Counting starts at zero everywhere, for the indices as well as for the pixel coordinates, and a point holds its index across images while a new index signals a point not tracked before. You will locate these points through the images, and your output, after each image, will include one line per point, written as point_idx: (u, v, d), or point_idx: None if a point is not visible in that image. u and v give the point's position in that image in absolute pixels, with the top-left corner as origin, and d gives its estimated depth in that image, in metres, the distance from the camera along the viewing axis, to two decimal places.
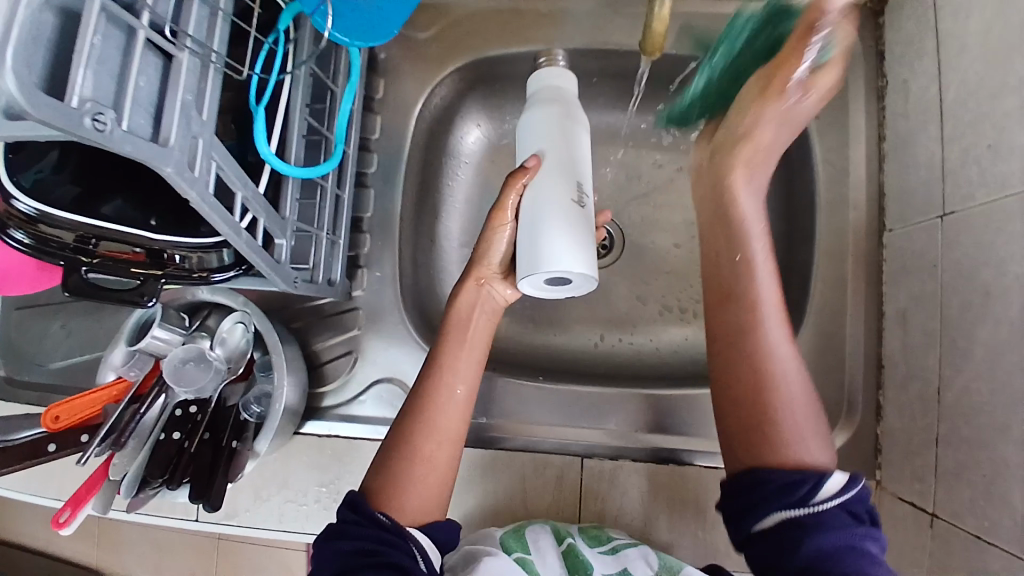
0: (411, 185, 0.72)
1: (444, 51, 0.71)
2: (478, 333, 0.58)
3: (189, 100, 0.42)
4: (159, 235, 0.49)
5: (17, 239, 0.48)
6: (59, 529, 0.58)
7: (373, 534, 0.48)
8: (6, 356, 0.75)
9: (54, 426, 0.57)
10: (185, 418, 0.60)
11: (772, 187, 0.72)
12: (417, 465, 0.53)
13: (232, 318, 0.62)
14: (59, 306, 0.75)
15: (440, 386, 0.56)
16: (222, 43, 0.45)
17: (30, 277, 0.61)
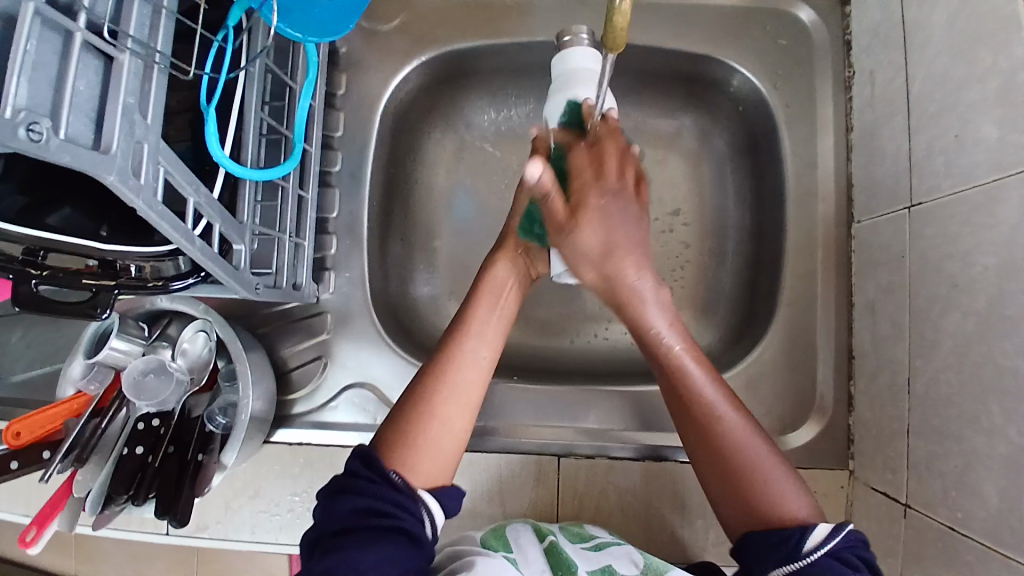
0: (378, 183, 0.70)
1: (407, 46, 0.69)
2: (506, 304, 0.57)
3: (132, 103, 0.39)
4: (107, 245, 0.47)
5: None
6: (25, 548, 0.55)
7: (377, 494, 0.46)
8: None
9: (15, 442, 0.55)
10: (147, 432, 0.58)
11: (743, 179, 0.72)
12: (432, 423, 0.50)
13: (194, 327, 0.59)
14: (16, 318, 0.72)
15: (468, 339, 0.54)
16: (167, 44, 0.43)
17: None
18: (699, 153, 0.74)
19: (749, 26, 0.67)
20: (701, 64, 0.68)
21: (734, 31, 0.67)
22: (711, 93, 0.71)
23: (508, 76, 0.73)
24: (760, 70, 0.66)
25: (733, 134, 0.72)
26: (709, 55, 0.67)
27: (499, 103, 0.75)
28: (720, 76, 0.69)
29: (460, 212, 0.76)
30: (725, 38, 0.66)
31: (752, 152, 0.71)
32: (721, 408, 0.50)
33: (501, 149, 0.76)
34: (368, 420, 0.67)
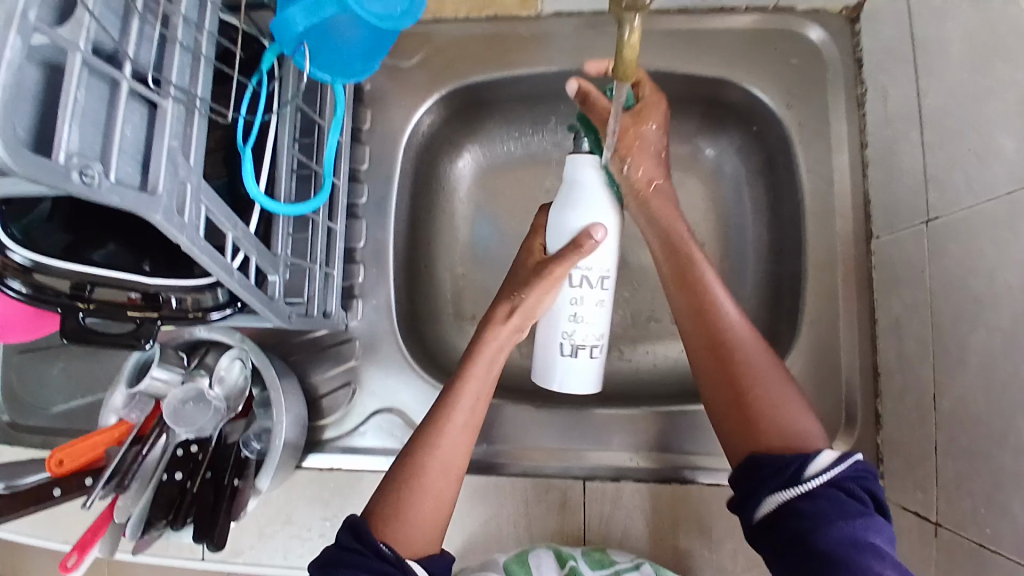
0: (402, 214, 0.72)
1: (430, 80, 0.72)
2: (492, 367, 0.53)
3: (176, 146, 0.42)
4: (154, 279, 0.50)
5: (14, 288, 0.48)
6: (66, 573, 0.57)
7: (365, 563, 0.44)
8: (8, 401, 0.75)
9: (59, 470, 0.57)
10: (186, 457, 0.59)
11: (762, 199, 0.73)
12: (423, 494, 0.49)
13: (230, 355, 0.61)
14: (59, 350, 0.75)
15: (457, 409, 0.51)
16: (206, 89, 0.46)
17: (25, 324, 0.58)
18: (716, 174, 0.75)
19: (762, 46, 0.68)
20: (716, 86, 0.69)
21: (748, 53, 0.68)
22: (727, 114, 0.72)
23: (526, 104, 0.75)
24: (775, 90, 0.67)
25: (748, 155, 0.73)
26: (727, 75, 0.68)
27: (517, 131, 0.77)
28: (735, 98, 0.70)
29: (483, 238, 0.78)
30: (739, 60, 0.68)
31: (770, 172, 0.71)
32: (737, 332, 0.51)
33: (522, 176, 0.78)
34: (396, 445, 0.68)
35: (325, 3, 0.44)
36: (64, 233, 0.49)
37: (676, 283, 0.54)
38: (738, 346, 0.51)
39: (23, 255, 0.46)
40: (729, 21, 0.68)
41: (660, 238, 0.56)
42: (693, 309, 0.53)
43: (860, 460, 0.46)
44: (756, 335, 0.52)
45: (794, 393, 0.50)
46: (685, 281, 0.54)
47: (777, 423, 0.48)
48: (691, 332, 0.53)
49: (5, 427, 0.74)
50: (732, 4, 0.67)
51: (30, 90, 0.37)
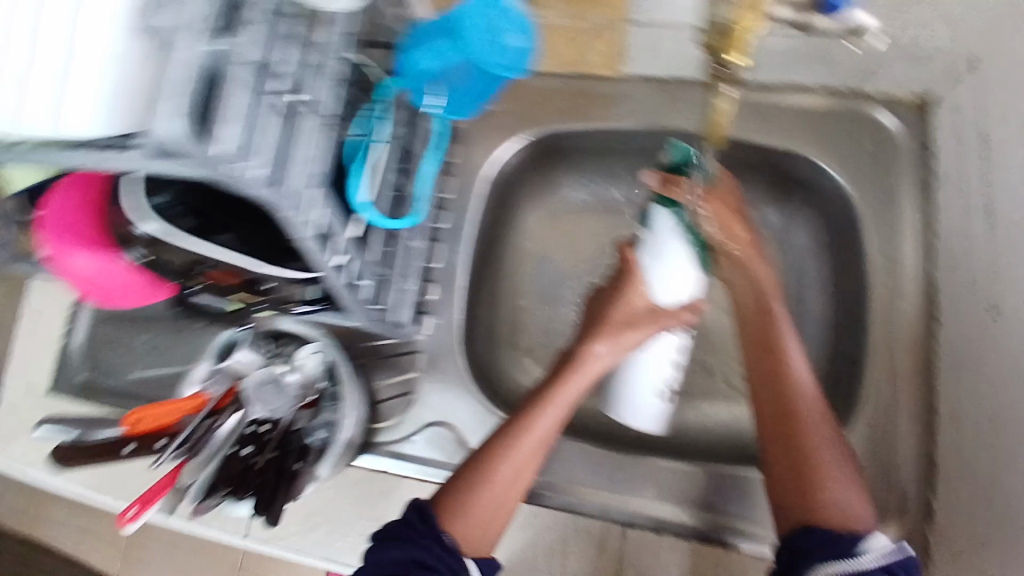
0: (479, 243, 0.76)
1: (519, 123, 0.74)
2: (580, 390, 0.55)
3: (305, 154, 0.47)
4: (265, 264, 0.53)
5: (136, 256, 0.54)
6: (124, 525, 0.61)
7: (430, 549, 0.49)
8: (89, 361, 0.75)
9: (135, 428, 0.63)
10: (255, 435, 0.64)
11: (826, 273, 0.74)
12: (493, 490, 0.52)
13: (310, 347, 0.66)
14: (143, 319, 0.75)
15: (542, 420, 0.54)
16: (336, 104, 0.51)
17: (139, 290, 0.59)
18: (779, 244, 0.76)
19: (839, 123, 0.70)
20: (788, 158, 0.72)
21: (821, 130, 0.71)
22: (798, 186, 0.75)
23: (599, 155, 0.79)
24: (848, 170, 0.70)
25: (816, 227, 0.75)
26: (795, 150, 0.71)
27: (590, 181, 0.81)
28: (807, 172, 0.73)
29: (546, 279, 0.81)
30: (809, 133, 0.71)
31: (836, 246, 0.73)
32: (808, 408, 0.53)
33: (593, 224, 0.81)
34: (444, 458, 0.71)
35: (444, 48, 0.52)
36: (191, 207, 0.52)
37: (756, 348, 0.57)
38: (807, 419, 0.52)
39: (157, 226, 0.49)
40: (803, 98, 0.71)
41: (754, 300, 0.58)
42: (768, 375, 0.55)
43: (911, 554, 0.47)
44: (826, 412, 0.54)
45: (854, 474, 0.51)
46: (765, 348, 0.56)
47: (829, 498, 0.50)
48: (761, 393, 0.55)
49: (80, 386, 0.75)
50: (809, 84, 0.70)
51: None
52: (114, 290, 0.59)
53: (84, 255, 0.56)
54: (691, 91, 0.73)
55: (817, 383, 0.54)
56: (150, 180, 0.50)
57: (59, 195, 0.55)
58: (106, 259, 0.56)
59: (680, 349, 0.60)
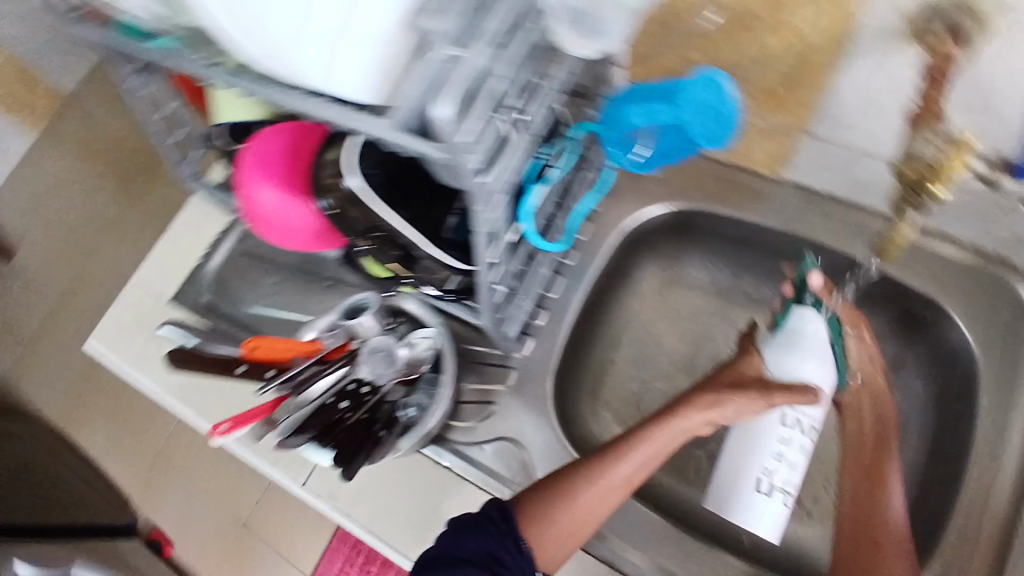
0: (595, 288, 0.79)
1: (666, 191, 0.77)
2: (672, 440, 0.59)
3: (511, 164, 0.50)
4: (431, 244, 0.56)
5: (324, 206, 0.59)
6: (212, 441, 0.64)
7: (502, 546, 0.53)
8: (214, 286, 0.81)
9: (251, 354, 0.68)
10: (355, 393, 0.67)
11: (925, 422, 0.73)
12: (570, 514, 0.55)
13: (425, 331, 0.70)
14: (281, 265, 0.82)
15: (629, 459, 0.57)
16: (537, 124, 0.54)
17: (303, 240, 0.64)
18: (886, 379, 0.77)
19: (977, 286, 0.69)
20: (919, 303, 0.72)
21: (964, 284, 0.69)
22: (922, 332, 0.74)
23: (732, 243, 0.79)
24: (978, 331, 0.68)
25: (929, 375, 0.74)
26: (932, 296, 0.70)
27: (713, 264, 0.82)
28: (935, 321, 0.72)
29: (646, 342, 0.84)
30: (950, 285, 0.70)
31: (944, 399, 0.72)
32: (891, 545, 0.57)
33: (704, 305, 0.84)
34: (507, 475, 0.73)
35: (657, 103, 0.54)
36: (386, 174, 0.56)
37: (859, 474, 0.61)
38: (888, 554, 0.56)
39: (359, 182, 0.54)
40: (951, 250, 0.70)
41: (875, 430, 0.63)
42: (862, 503, 0.59)
43: None
44: (909, 556, 0.56)
45: None
46: (863, 474, 0.61)
47: None
48: (848, 517, 0.59)
49: (208, 306, 0.80)
50: (964, 236, 0.70)
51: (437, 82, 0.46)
52: (280, 231, 0.63)
53: (270, 189, 0.61)
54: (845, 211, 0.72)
55: (907, 528, 0.58)
56: (365, 145, 0.56)
57: (270, 137, 0.62)
58: (288, 198, 0.61)
59: (800, 446, 0.59)
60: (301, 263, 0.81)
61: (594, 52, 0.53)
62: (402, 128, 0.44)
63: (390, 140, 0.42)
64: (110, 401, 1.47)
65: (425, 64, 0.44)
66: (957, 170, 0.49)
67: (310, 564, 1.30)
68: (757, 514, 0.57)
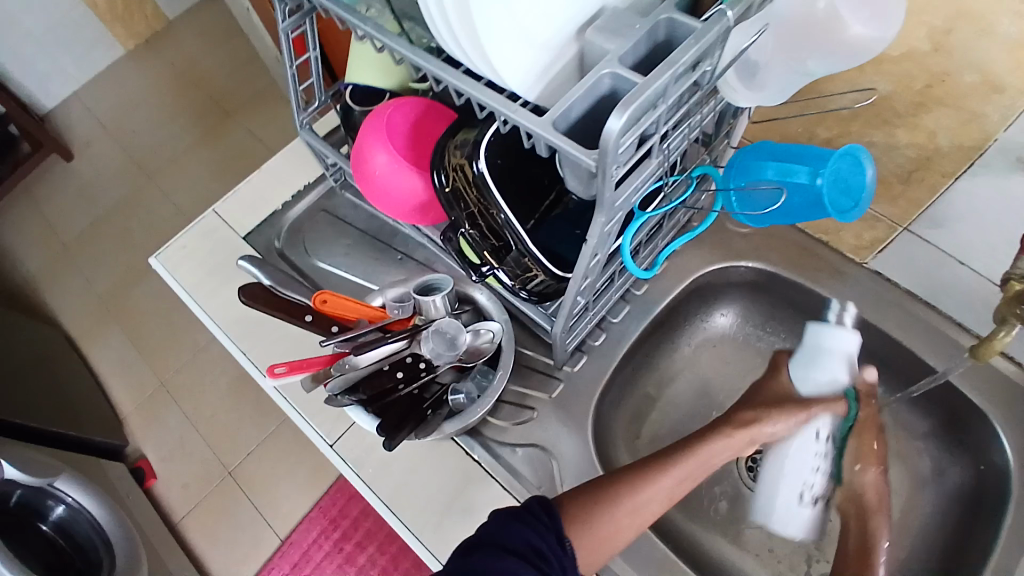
0: (655, 323, 0.81)
1: (742, 247, 0.80)
2: (709, 460, 0.65)
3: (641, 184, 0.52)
4: (528, 238, 0.59)
5: (440, 181, 0.59)
6: (272, 379, 0.66)
7: (547, 542, 0.53)
8: (289, 234, 0.84)
9: (319, 306, 0.69)
10: (410, 366, 0.67)
11: (949, 527, 0.73)
12: (609, 520, 0.58)
13: (489, 325, 0.71)
14: (359, 230, 0.84)
15: (668, 477, 0.62)
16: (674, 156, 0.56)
17: (402, 210, 0.67)
18: (922, 481, 0.77)
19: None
20: (964, 411, 0.72)
21: (1012, 401, 0.70)
22: (961, 439, 0.74)
23: (793, 312, 0.82)
24: (1018, 446, 0.68)
25: (963, 484, 0.74)
26: (979, 408, 0.71)
27: (771, 330, 0.84)
28: (979, 433, 0.72)
29: (688, 387, 0.85)
30: (1000, 400, 0.70)
31: (971, 509, 0.72)
32: None
33: (751, 364, 0.85)
34: (533, 481, 0.73)
35: (796, 164, 0.54)
36: (506, 165, 0.60)
37: None
38: None
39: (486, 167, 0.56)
40: (1009, 367, 0.71)
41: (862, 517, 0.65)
42: None
43: None
44: None
45: None
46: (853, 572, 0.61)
47: None
48: None
49: (276, 251, 0.83)
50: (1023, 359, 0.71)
51: (601, 92, 0.48)
52: (383, 197, 0.67)
53: (386, 153, 0.64)
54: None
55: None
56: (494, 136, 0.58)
57: (402, 107, 0.65)
58: (400, 167, 0.64)
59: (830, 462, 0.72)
60: (377, 230, 0.84)
61: (750, 104, 0.55)
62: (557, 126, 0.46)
63: (546, 131, 0.44)
64: (146, 330, 1.54)
65: (590, 75, 0.47)
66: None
67: (288, 526, 1.33)
68: (783, 522, 0.72)
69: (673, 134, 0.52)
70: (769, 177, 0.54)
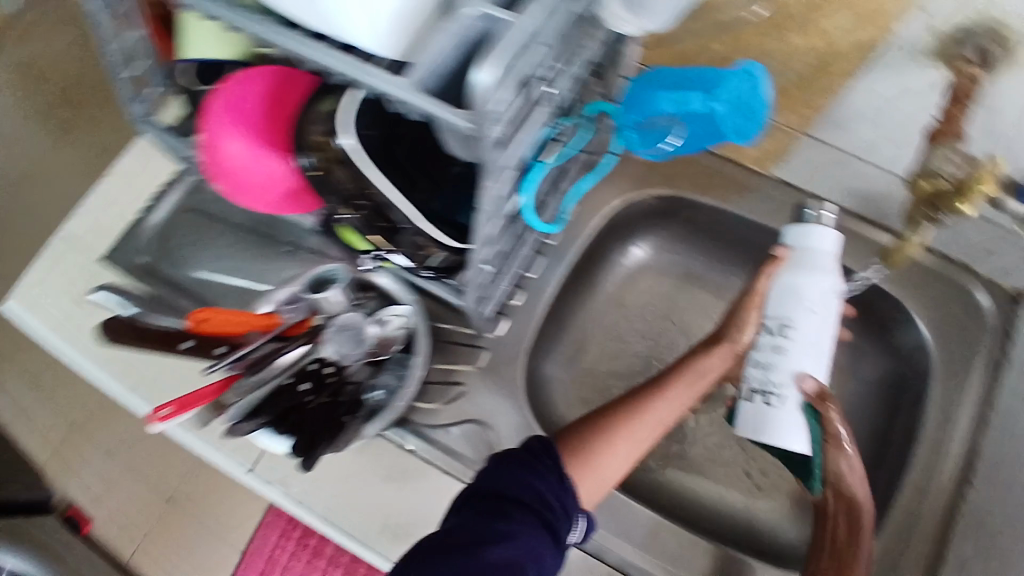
0: (573, 269, 0.77)
1: (650, 175, 0.76)
2: (699, 384, 0.64)
3: (527, 140, 0.46)
4: (423, 218, 0.51)
5: (305, 163, 0.53)
6: (156, 422, 0.56)
7: (553, 487, 0.52)
8: (157, 246, 0.73)
9: (199, 327, 0.61)
10: (315, 373, 0.61)
11: (877, 412, 0.74)
12: (608, 453, 0.58)
13: (397, 309, 0.65)
14: (235, 227, 0.74)
15: (652, 411, 0.61)
16: (559, 103, 0.50)
17: (269, 199, 0.58)
18: (845, 371, 0.77)
19: (935, 286, 0.70)
20: (880, 302, 0.73)
21: (921, 283, 0.70)
22: (878, 328, 0.75)
23: (708, 233, 0.79)
24: (930, 325, 0.70)
25: (884, 370, 0.75)
26: (892, 297, 0.71)
27: (691, 255, 0.82)
28: (894, 320, 0.73)
29: (617, 326, 0.82)
30: (911, 284, 0.70)
31: (896, 393, 0.73)
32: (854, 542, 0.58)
33: (676, 291, 0.83)
34: (474, 458, 0.69)
35: (690, 90, 0.49)
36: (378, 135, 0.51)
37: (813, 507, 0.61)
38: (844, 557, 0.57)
39: (350, 143, 0.48)
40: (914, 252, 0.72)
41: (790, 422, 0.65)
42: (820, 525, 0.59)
43: None
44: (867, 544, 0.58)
45: None
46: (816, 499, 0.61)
47: None
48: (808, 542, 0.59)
49: (146, 268, 0.73)
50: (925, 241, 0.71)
51: (470, 37, 0.41)
52: (244, 187, 0.57)
53: (239, 139, 0.55)
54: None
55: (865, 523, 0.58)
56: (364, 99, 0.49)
57: (248, 81, 0.55)
58: (258, 154, 0.56)
59: (771, 371, 0.59)
60: (256, 222, 0.74)
61: (633, 29, 0.49)
62: (422, 88, 0.40)
63: (406, 95, 0.37)
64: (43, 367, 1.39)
65: (454, 20, 0.40)
66: (988, 189, 0.52)
67: (247, 538, 1.27)
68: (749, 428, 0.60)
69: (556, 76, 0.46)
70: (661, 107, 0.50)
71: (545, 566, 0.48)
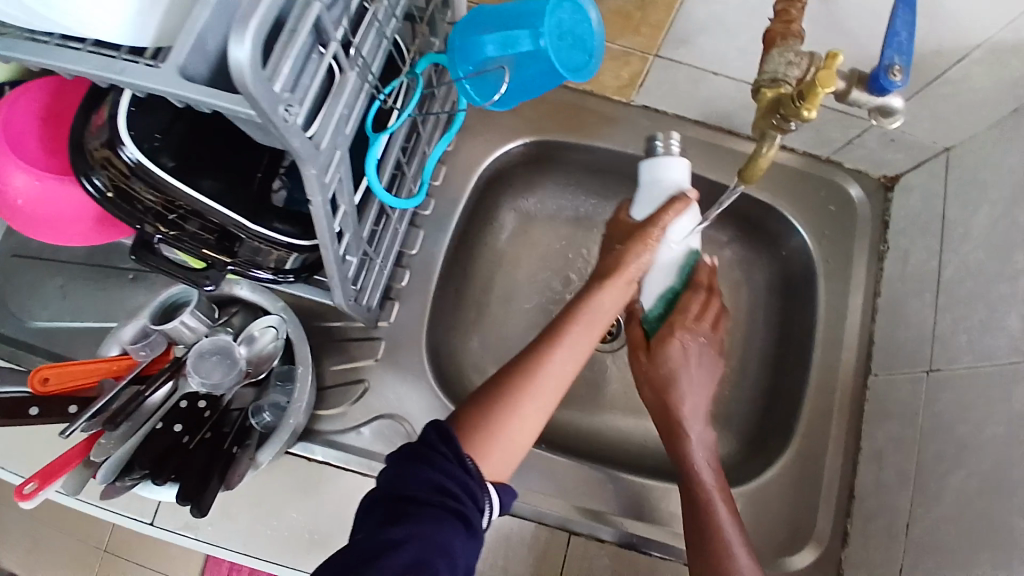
0: (457, 236, 0.73)
1: (519, 124, 0.72)
2: (595, 326, 0.57)
3: (343, 115, 0.40)
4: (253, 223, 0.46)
5: (96, 186, 0.45)
6: (19, 502, 0.49)
7: (452, 473, 0.46)
8: None
9: (42, 389, 0.51)
10: (189, 411, 0.56)
11: (774, 317, 0.75)
12: (513, 420, 0.53)
13: (266, 321, 0.60)
14: (66, 264, 0.65)
15: (549, 365, 0.54)
16: (380, 67, 0.45)
17: (78, 230, 0.51)
18: (737, 282, 0.77)
19: (807, 187, 0.71)
20: (763, 211, 0.73)
21: (794, 185, 0.71)
22: (762, 235, 0.75)
23: (587, 171, 0.77)
24: (810, 225, 0.71)
25: (771, 274, 0.76)
26: (773, 204, 0.71)
27: (576, 198, 0.80)
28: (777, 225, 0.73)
29: (515, 282, 0.79)
30: (783, 188, 0.71)
31: (787, 295, 0.74)
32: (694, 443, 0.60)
33: (568, 236, 0.80)
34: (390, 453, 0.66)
35: (517, 30, 0.45)
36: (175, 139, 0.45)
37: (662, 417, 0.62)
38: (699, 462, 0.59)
39: (136, 151, 0.43)
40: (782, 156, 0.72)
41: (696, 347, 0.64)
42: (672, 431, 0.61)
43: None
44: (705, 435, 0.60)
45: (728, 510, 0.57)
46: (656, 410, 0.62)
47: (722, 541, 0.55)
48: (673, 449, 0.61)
49: None
50: (792, 143, 0.72)
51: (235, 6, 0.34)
52: (40, 221, 0.50)
53: (20, 170, 0.47)
54: (691, 130, 0.73)
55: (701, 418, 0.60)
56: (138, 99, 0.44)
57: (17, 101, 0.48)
58: (48, 181, 0.48)
59: None
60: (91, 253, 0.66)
61: None
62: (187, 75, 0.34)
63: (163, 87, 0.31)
64: None
65: None
66: (827, 89, 0.44)
67: None
68: None
69: (359, 34, 0.41)
70: (492, 55, 0.46)
71: (457, 559, 0.42)
